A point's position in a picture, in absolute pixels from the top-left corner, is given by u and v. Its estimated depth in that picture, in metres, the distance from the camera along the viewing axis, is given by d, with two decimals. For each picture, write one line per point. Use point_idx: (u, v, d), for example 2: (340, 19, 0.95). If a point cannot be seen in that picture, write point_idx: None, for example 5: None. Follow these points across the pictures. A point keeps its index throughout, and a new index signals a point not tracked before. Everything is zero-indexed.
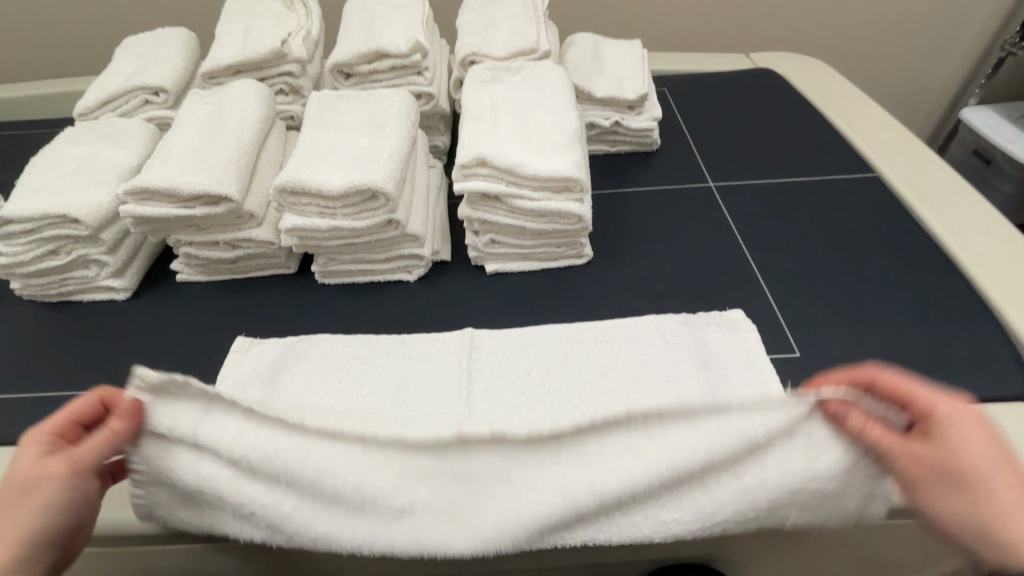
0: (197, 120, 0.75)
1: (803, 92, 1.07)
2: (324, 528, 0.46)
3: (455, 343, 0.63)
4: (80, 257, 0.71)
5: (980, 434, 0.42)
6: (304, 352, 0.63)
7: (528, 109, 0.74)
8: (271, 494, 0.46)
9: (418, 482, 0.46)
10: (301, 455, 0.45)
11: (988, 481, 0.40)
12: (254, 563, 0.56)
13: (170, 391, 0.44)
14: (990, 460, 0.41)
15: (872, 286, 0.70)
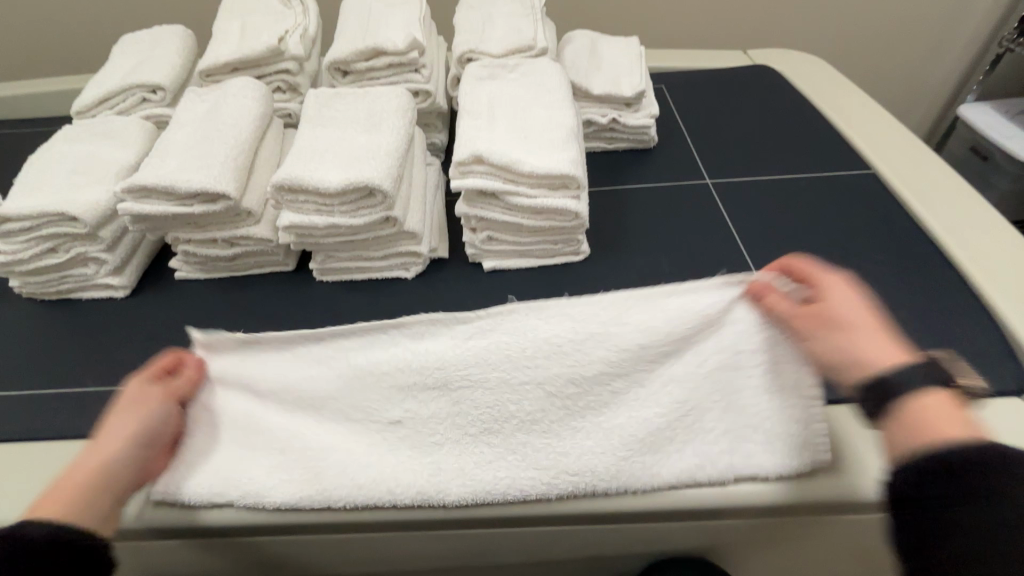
0: (194, 118, 0.75)
1: (801, 89, 1.07)
2: (335, 482, 0.54)
3: (452, 338, 0.58)
4: (79, 255, 0.72)
5: (869, 303, 0.47)
6: None
7: (525, 106, 0.74)
8: (309, 436, 0.57)
9: (419, 428, 0.57)
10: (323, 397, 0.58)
11: (864, 329, 0.45)
12: (255, 554, 0.58)
13: (215, 345, 0.59)
14: (859, 317, 0.46)
15: (868, 282, 0.71)
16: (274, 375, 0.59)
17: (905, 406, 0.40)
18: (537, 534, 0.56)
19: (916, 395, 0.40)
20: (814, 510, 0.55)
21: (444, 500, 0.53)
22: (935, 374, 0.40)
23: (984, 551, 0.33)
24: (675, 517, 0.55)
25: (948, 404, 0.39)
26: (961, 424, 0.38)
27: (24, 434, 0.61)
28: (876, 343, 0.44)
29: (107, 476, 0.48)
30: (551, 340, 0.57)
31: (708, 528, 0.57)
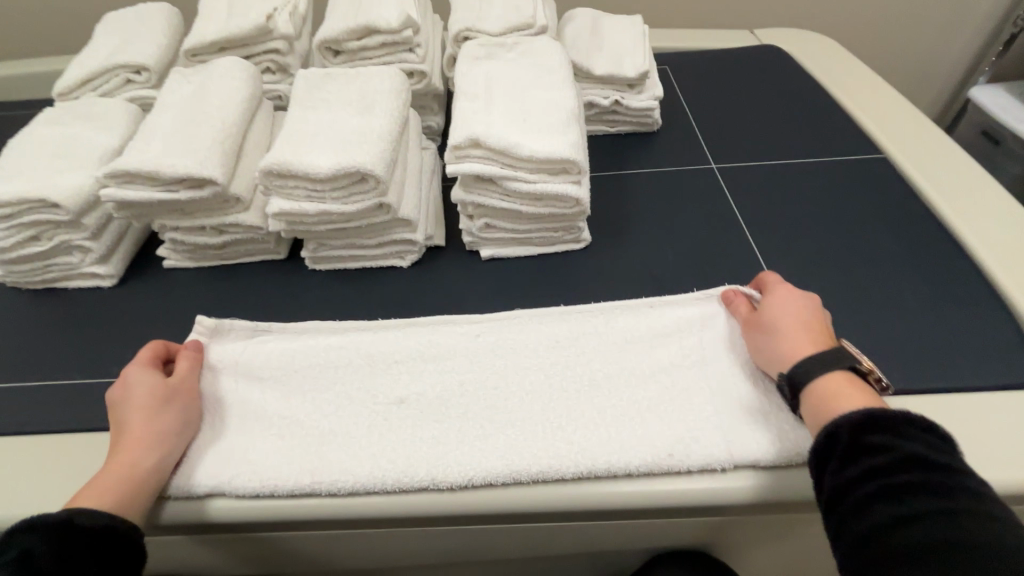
0: (180, 100, 0.72)
1: (809, 70, 1.03)
2: (328, 467, 0.52)
3: (460, 333, 0.62)
4: (62, 243, 0.69)
5: (804, 304, 0.53)
6: (299, 336, 0.63)
7: (524, 88, 0.71)
8: (305, 421, 0.56)
9: (420, 407, 0.56)
10: (327, 380, 0.59)
11: (785, 328, 0.51)
12: (251, 550, 0.56)
13: (220, 335, 0.62)
14: (785, 319, 0.52)
15: (878, 271, 0.68)
16: (283, 360, 0.60)
17: (807, 391, 0.47)
18: (537, 528, 0.54)
19: (815, 381, 0.46)
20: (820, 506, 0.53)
21: (439, 480, 0.51)
22: (838, 358, 0.47)
23: (896, 516, 0.36)
24: (680, 511, 0.52)
25: (850, 385, 0.45)
26: (855, 399, 0.44)
27: (10, 427, 0.60)
28: (793, 340, 0.50)
29: (158, 474, 0.50)
30: (551, 336, 0.61)
31: (712, 523, 0.55)
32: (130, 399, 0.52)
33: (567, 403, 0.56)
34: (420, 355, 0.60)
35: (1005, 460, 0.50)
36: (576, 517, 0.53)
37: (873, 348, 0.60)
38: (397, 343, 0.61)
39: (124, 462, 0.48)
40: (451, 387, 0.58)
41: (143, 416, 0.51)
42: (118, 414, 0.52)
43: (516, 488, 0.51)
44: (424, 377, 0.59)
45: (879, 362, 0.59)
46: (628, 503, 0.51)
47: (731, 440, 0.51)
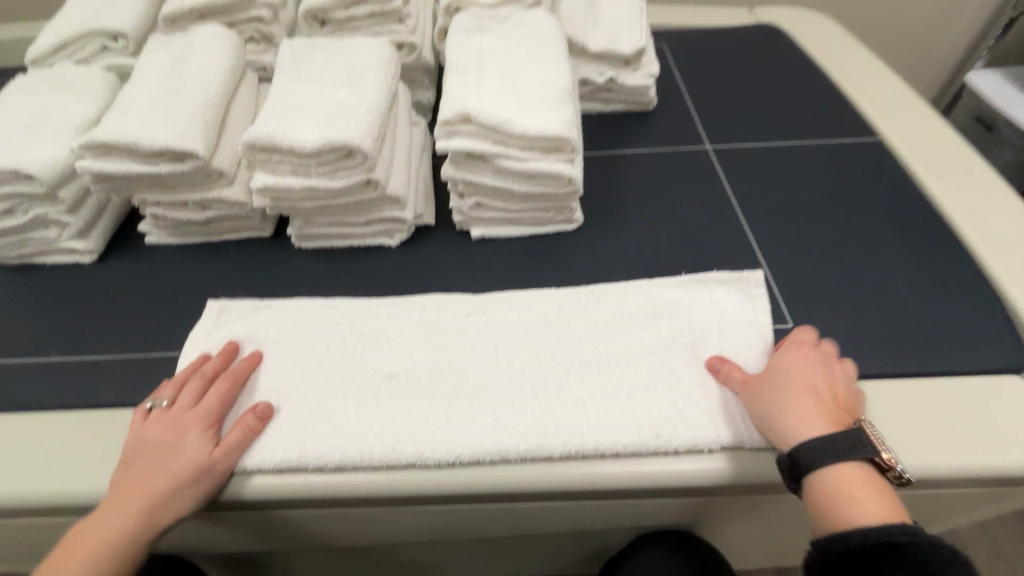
0: (159, 69, 0.70)
1: (809, 50, 1.01)
2: (317, 441, 0.52)
3: (453, 311, 0.61)
4: (39, 218, 0.67)
5: (816, 373, 0.49)
6: (288, 312, 0.62)
7: (516, 62, 0.69)
8: (294, 394, 0.55)
9: (409, 381, 0.56)
10: (316, 356, 0.58)
11: (795, 400, 0.47)
12: (243, 529, 0.57)
13: (229, 313, 0.62)
14: (795, 393, 0.48)
15: (870, 256, 0.68)
16: (274, 336, 0.60)
17: (814, 482, 0.44)
18: (523, 507, 0.54)
19: (827, 471, 0.44)
20: None
21: (427, 458, 0.51)
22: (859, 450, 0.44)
23: None
24: (668, 491, 0.52)
25: (864, 483, 0.43)
26: (867, 499, 0.42)
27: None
28: (804, 412, 0.46)
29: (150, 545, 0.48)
30: (543, 316, 0.61)
31: (698, 503, 0.56)
32: (172, 459, 0.49)
33: (555, 382, 0.55)
34: (410, 335, 0.60)
35: (985, 443, 0.51)
36: (564, 496, 0.53)
37: (862, 333, 0.60)
38: (388, 323, 0.61)
39: (120, 529, 0.47)
40: (443, 365, 0.57)
41: (167, 490, 0.48)
42: (148, 464, 0.49)
43: (504, 465, 0.51)
44: (415, 355, 0.58)
45: (867, 346, 0.59)
46: (617, 483, 0.51)
47: (718, 421, 0.52)
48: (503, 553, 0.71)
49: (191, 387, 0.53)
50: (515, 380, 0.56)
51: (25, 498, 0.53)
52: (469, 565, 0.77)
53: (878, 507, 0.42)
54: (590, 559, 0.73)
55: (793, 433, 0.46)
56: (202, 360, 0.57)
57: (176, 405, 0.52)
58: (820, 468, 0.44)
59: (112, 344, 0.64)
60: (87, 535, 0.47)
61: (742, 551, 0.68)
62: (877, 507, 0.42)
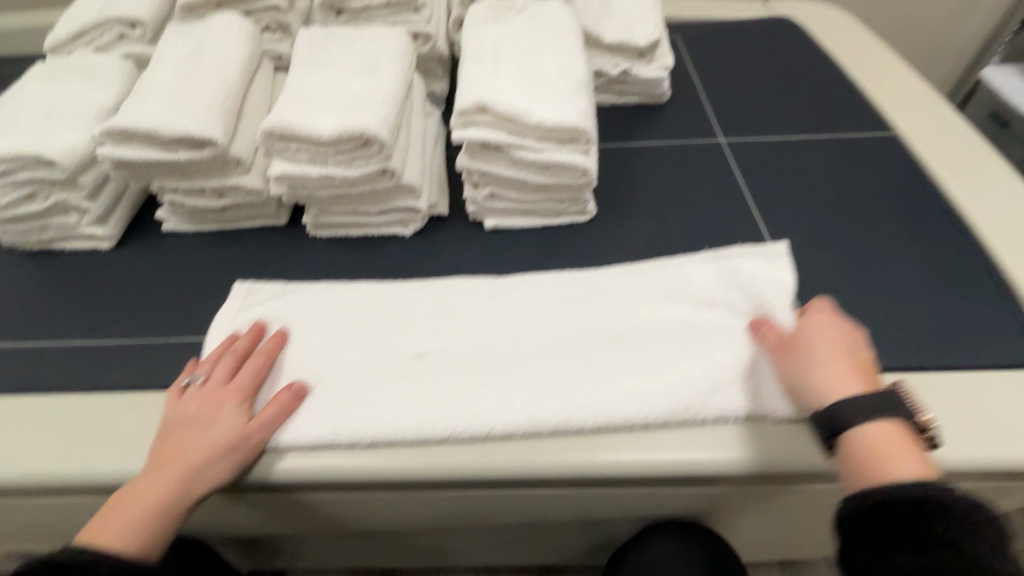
0: (177, 57, 0.70)
1: (824, 43, 1.01)
2: (344, 419, 0.53)
3: (476, 294, 0.62)
4: (59, 203, 0.68)
5: (847, 332, 0.49)
6: (312, 295, 0.63)
7: (532, 53, 0.69)
8: (320, 373, 0.57)
9: (433, 361, 0.57)
10: (340, 336, 0.59)
11: (831, 360, 0.46)
12: (265, 510, 0.58)
13: (253, 296, 0.63)
14: (826, 352, 0.47)
15: (883, 250, 0.68)
16: (298, 317, 0.61)
17: (847, 440, 0.43)
18: (538, 494, 0.55)
19: (860, 429, 0.42)
20: (819, 480, 0.54)
21: (456, 436, 0.52)
22: (893, 407, 0.42)
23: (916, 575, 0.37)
24: (680, 480, 0.53)
25: (898, 440, 0.42)
26: (901, 456, 0.41)
27: (18, 385, 0.61)
28: (831, 371, 0.46)
29: (187, 513, 0.49)
30: (563, 298, 0.61)
31: (710, 493, 0.56)
32: (210, 430, 0.50)
33: (581, 360, 0.56)
34: (435, 318, 0.60)
35: (997, 438, 0.51)
36: (579, 484, 0.53)
37: (875, 327, 0.60)
38: (416, 305, 0.62)
39: (159, 497, 0.47)
40: (466, 348, 0.58)
41: (205, 459, 0.49)
42: (186, 434, 0.50)
43: (527, 447, 0.52)
44: (441, 335, 0.59)
45: (880, 340, 0.59)
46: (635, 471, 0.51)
47: (744, 392, 0.53)
48: (513, 540, 0.72)
49: (226, 364, 0.55)
50: (538, 359, 0.57)
51: (49, 476, 0.54)
52: (479, 552, 0.78)
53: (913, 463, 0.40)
54: (599, 547, 0.74)
55: (828, 391, 0.45)
56: (233, 339, 0.58)
57: (212, 381, 0.54)
58: (855, 425, 0.42)
59: (130, 329, 0.65)
60: (124, 504, 0.47)
61: (750, 541, 0.69)
62: (913, 463, 0.40)
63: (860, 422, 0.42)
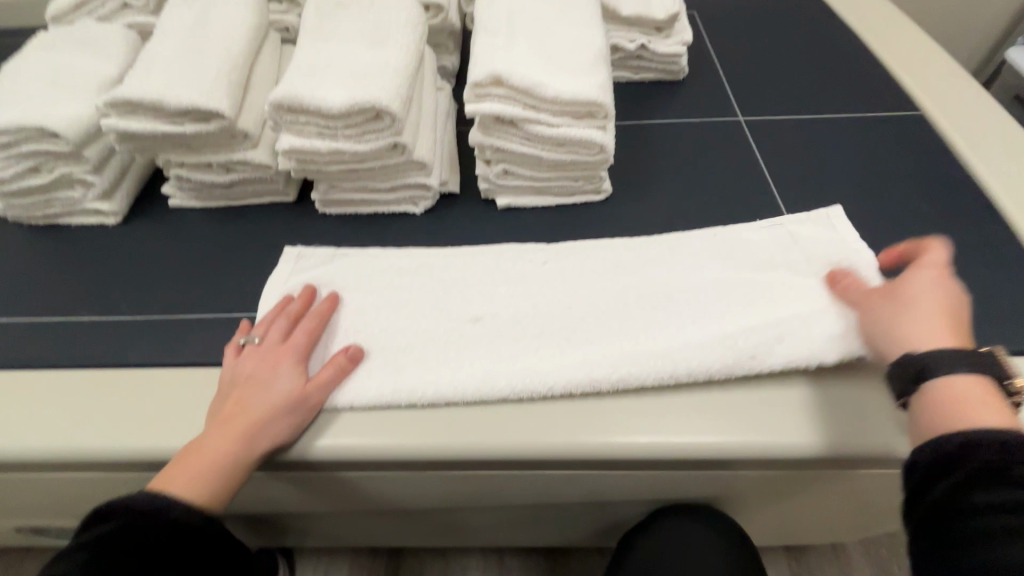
0: (181, 26, 0.68)
1: (848, 18, 0.97)
2: (387, 380, 0.55)
3: (527, 260, 0.63)
4: (64, 176, 0.66)
5: (956, 289, 0.45)
6: (353, 262, 0.64)
7: (547, 24, 0.66)
8: (363, 334, 0.58)
9: (478, 323, 0.58)
10: (383, 300, 0.60)
11: (924, 310, 0.44)
12: (297, 477, 0.58)
13: (304, 260, 0.64)
14: (922, 301, 0.44)
15: (907, 233, 0.66)
16: (337, 283, 0.62)
17: (930, 386, 0.40)
18: (552, 473, 0.55)
19: (950, 376, 0.39)
20: (836, 466, 0.53)
21: (492, 400, 0.54)
22: (991, 364, 0.39)
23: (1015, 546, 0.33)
24: (695, 462, 0.52)
25: (989, 396, 0.38)
26: (988, 409, 0.38)
27: (27, 360, 0.60)
28: (920, 320, 0.43)
29: (251, 469, 0.50)
30: (606, 267, 0.62)
31: (726, 477, 0.55)
32: (270, 389, 0.51)
33: (634, 318, 0.57)
34: (473, 288, 0.61)
35: None
36: (596, 464, 0.53)
37: None
38: (464, 270, 0.63)
39: (224, 452, 0.48)
40: (511, 318, 0.58)
41: (268, 416, 0.50)
42: (247, 393, 0.51)
43: (550, 414, 0.53)
44: (491, 300, 0.60)
45: None
46: (653, 452, 0.51)
47: (817, 338, 0.52)
48: (522, 521, 0.72)
49: (280, 326, 0.56)
50: (585, 321, 0.57)
51: (60, 452, 0.54)
52: (490, 532, 0.79)
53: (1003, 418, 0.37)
54: (611, 529, 0.74)
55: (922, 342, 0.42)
56: (286, 301, 0.59)
57: (268, 341, 0.55)
58: (946, 372, 0.39)
59: (138, 306, 0.65)
60: (191, 458, 0.49)
61: (762, 526, 0.69)
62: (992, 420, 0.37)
63: (951, 371, 0.39)
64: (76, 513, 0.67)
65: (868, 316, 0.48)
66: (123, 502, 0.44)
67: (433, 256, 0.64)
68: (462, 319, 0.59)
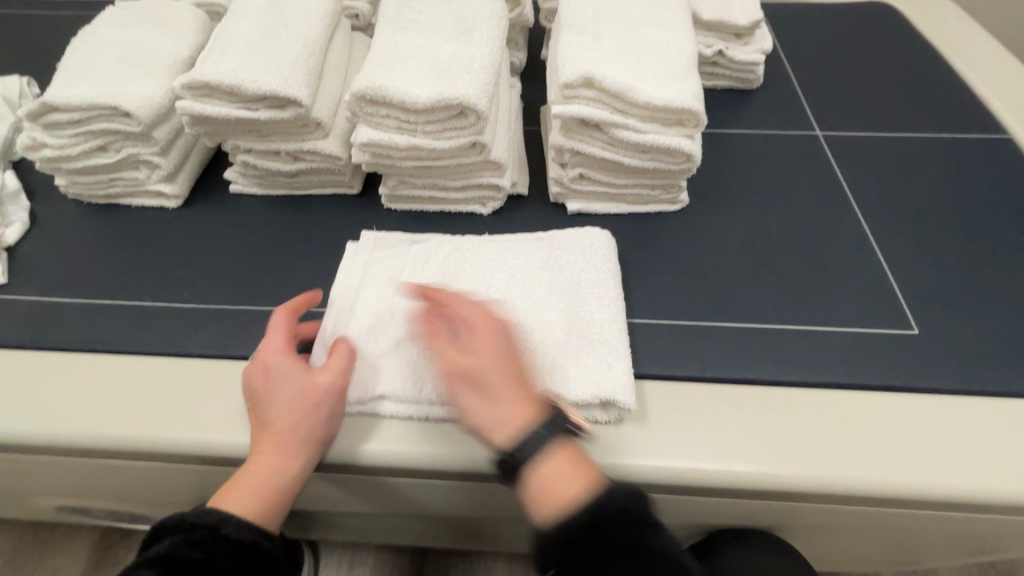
0: (258, 7, 0.66)
1: (926, 30, 0.93)
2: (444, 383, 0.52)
3: (593, 258, 0.59)
4: (131, 157, 0.65)
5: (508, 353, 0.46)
6: (425, 251, 0.61)
7: (636, 25, 0.64)
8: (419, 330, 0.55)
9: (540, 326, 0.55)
10: (442, 294, 0.57)
11: (501, 391, 0.44)
12: (356, 483, 0.57)
13: (385, 244, 0.62)
14: (497, 374, 0.45)
15: (996, 265, 0.63)
16: (413, 272, 0.59)
17: (529, 475, 0.42)
18: None
19: (541, 464, 0.42)
20: (924, 507, 0.51)
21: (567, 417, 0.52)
22: (553, 427, 0.43)
23: None
24: (771, 493, 0.51)
25: (570, 461, 0.42)
26: (575, 476, 0.41)
27: (86, 343, 0.59)
28: (511, 406, 0.44)
29: (299, 481, 0.49)
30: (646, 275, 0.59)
31: (800, 509, 0.53)
32: (277, 396, 0.49)
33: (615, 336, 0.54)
34: (546, 288, 0.57)
35: None
36: (671, 488, 0.51)
37: (986, 344, 0.57)
38: (531, 263, 0.59)
39: (277, 468, 0.48)
40: (584, 325, 0.55)
41: (289, 426, 0.48)
42: (261, 408, 0.49)
43: (636, 435, 0.52)
44: (559, 305, 0.56)
45: (986, 360, 0.56)
46: (737, 480, 0.50)
47: (593, 380, 0.51)
48: None
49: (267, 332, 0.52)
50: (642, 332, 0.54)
51: (124, 439, 0.53)
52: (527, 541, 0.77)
53: (582, 478, 0.41)
54: None
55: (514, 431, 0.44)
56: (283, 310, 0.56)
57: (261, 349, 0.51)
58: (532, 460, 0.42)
59: (200, 293, 0.63)
60: (232, 485, 0.48)
61: (817, 555, 0.66)
62: (575, 484, 0.41)
63: (536, 456, 0.42)
64: (125, 497, 0.66)
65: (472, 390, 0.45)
66: (184, 521, 0.45)
67: (496, 248, 0.60)
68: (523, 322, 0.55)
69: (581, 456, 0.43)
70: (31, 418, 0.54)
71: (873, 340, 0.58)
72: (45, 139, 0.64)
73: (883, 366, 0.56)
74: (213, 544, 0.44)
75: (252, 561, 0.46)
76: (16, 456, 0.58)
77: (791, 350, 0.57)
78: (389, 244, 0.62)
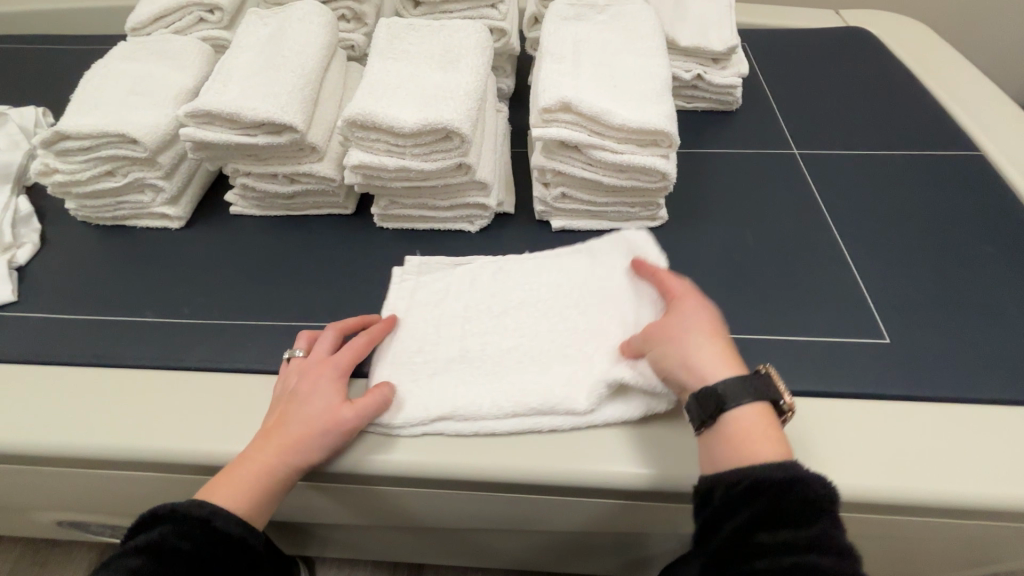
0: (257, 42, 0.71)
1: (901, 54, 0.97)
2: (441, 406, 0.54)
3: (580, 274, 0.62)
4: (136, 181, 0.69)
5: (708, 309, 0.50)
6: (444, 274, 0.64)
7: (613, 52, 0.68)
8: (443, 354, 0.58)
9: (517, 341, 0.58)
10: (452, 318, 0.60)
11: (704, 343, 0.48)
12: (345, 492, 0.58)
13: (428, 269, 0.65)
14: (698, 330, 0.49)
15: (970, 275, 0.65)
16: (446, 294, 0.62)
17: (725, 423, 0.45)
18: (604, 501, 0.55)
19: (738, 414, 0.45)
20: (901, 512, 0.51)
21: (558, 426, 0.53)
22: (765, 388, 0.45)
23: None
24: None
25: (768, 422, 0.45)
26: (769, 439, 0.44)
27: (88, 357, 0.62)
28: (711, 353, 0.47)
29: (281, 483, 0.49)
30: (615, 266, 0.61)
31: None
32: (309, 405, 0.51)
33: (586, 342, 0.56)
34: (558, 305, 0.60)
35: None
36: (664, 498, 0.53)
37: (959, 352, 0.59)
38: (558, 279, 0.62)
39: (263, 468, 0.49)
40: (575, 336, 0.57)
41: (303, 434, 0.50)
42: (287, 411, 0.51)
43: (615, 443, 0.53)
44: (546, 321, 0.59)
45: (959, 368, 0.58)
46: None
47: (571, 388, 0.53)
48: (555, 545, 0.71)
49: (325, 339, 0.56)
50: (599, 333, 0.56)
51: (121, 449, 0.55)
52: (518, 555, 0.77)
53: (777, 445, 0.44)
54: (646, 558, 0.73)
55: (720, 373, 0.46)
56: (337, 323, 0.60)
57: (313, 353, 0.55)
58: (735, 406, 0.44)
59: (199, 309, 0.66)
60: (225, 475, 0.49)
61: None
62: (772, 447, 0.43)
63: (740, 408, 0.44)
64: (121, 509, 0.68)
65: (673, 344, 0.48)
66: (170, 511, 0.46)
67: (529, 269, 0.63)
68: (505, 337, 0.58)
69: (779, 428, 0.45)
70: (32, 429, 0.56)
71: (847, 349, 0.60)
72: (57, 165, 0.67)
73: (857, 374, 0.58)
74: (199, 534, 0.45)
75: (236, 554, 0.47)
76: (17, 468, 0.60)
77: (766, 359, 0.59)
78: (431, 271, 0.65)
